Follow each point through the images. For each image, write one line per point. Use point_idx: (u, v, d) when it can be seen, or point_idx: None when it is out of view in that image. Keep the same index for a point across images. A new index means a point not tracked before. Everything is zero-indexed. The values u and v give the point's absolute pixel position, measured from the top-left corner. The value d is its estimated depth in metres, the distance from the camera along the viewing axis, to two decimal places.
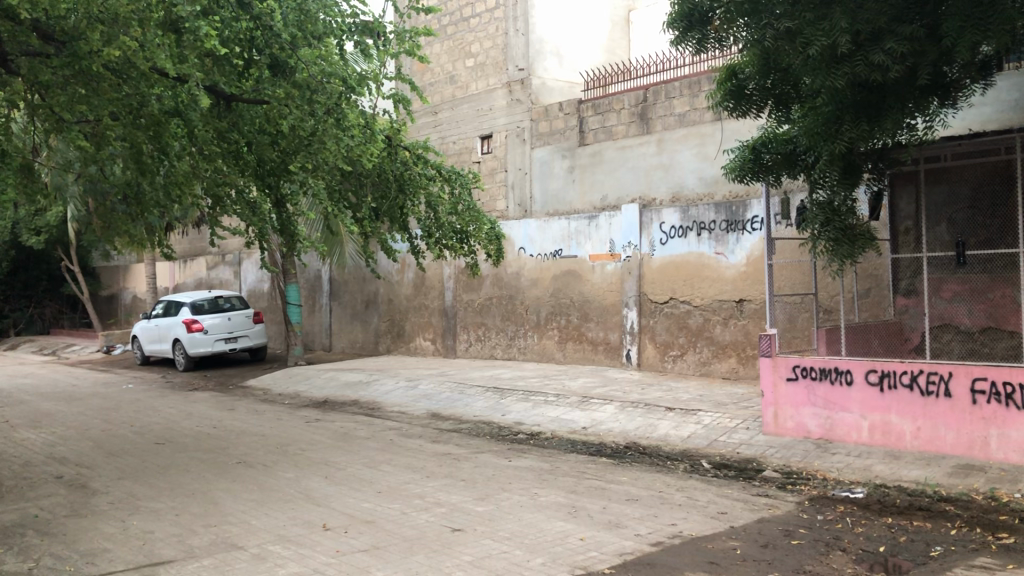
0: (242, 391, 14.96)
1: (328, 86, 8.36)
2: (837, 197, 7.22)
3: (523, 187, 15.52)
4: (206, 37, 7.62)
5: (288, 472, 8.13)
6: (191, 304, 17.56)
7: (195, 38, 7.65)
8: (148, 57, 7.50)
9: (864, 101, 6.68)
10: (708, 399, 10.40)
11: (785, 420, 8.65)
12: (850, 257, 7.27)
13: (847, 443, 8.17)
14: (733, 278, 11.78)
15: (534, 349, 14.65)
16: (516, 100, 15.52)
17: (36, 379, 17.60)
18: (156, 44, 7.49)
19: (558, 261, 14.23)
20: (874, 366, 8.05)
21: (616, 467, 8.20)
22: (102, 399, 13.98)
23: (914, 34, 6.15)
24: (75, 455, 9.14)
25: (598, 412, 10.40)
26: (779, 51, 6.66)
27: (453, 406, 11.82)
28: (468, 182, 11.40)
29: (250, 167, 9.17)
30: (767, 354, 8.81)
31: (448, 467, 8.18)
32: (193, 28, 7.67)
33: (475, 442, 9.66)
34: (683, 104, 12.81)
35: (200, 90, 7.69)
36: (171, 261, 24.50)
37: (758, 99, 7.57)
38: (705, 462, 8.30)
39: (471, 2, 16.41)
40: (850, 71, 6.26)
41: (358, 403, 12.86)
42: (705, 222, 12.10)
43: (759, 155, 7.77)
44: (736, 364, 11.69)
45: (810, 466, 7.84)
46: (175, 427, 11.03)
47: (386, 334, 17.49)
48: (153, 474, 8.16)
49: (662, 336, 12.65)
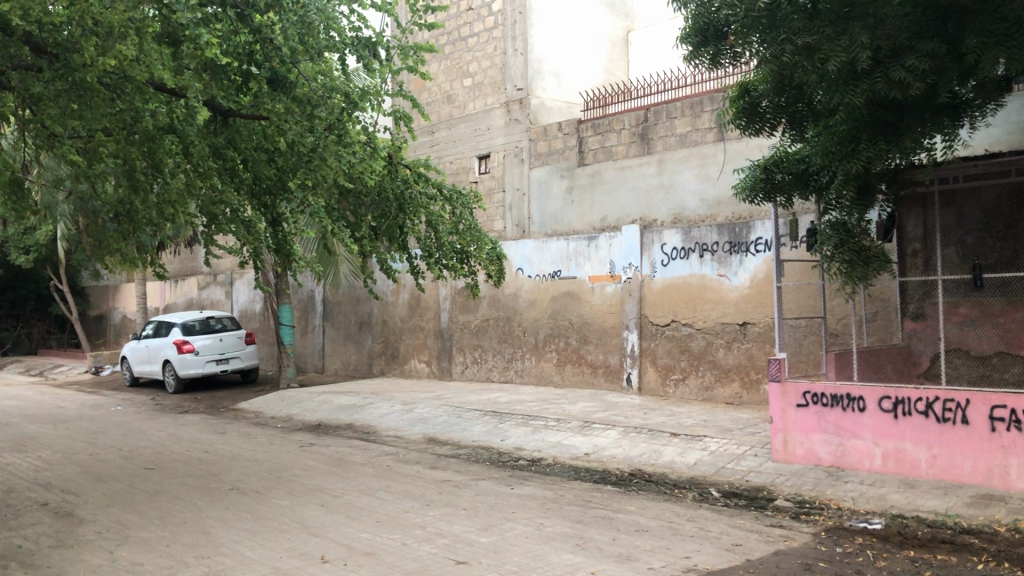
0: (233, 414, 14.64)
1: (329, 102, 8.15)
2: (852, 218, 7.08)
3: (521, 208, 15.34)
4: (206, 45, 7.50)
5: (282, 500, 7.84)
6: (182, 325, 17.24)
7: (195, 46, 7.48)
8: (146, 69, 7.31)
9: (881, 120, 6.55)
10: (712, 425, 10.16)
11: (795, 447, 8.41)
12: (865, 279, 7.10)
13: (859, 471, 7.94)
14: (736, 301, 11.58)
15: (531, 372, 14.39)
16: (514, 120, 15.38)
17: (22, 400, 17.21)
18: (154, 55, 7.32)
19: (557, 283, 14.01)
20: (888, 392, 7.84)
21: (622, 495, 7.94)
22: (89, 422, 13.64)
23: (935, 50, 6.00)
24: (61, 482, 8.81)
25: (600, 438, 10.14)
26: (796, 68, 6.46)
27: (450, 430, 11.54)
28: (469, 202, 11.19)
29: (245, 185, 8.90)
30: (776, 379, 8.59)
31: (448, 495, 7.91)
32: (193, 38, 7.50)
33: (474, 468, 9.39)
34: (685, 125, 12.66)
35: (200, 102, 7.48)
36: (161, 281, 24.20)
37: (772, 117, 7.43)
38: (714, 490, 8.05)
39: (470, 21, 16.30)
40: (869, 88, 6.12)
41: (352, 427, 12.56)
42: (707, 243, 11.92)
43: (771, 175, 7.65)
44: (739, 389, 11.48)
45: (823, 495, 7.59)
46: (165, 452, 10.70)
47: (380, 356, 17.21)
48: (142, 502, 7.84)
49: (663, 359, 12.43)
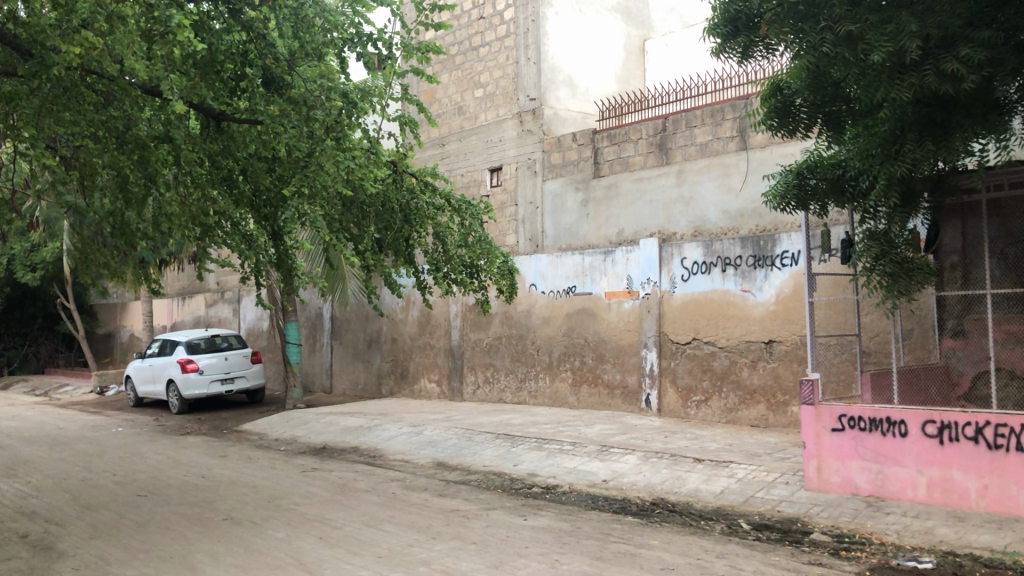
0: (237, 436, 14.11)
1: (329, 103, 7.52)
2: (893, 228, 6.65)
3: (534, 222, 14.81)
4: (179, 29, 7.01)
5: (278, 532, 7.29)
6: (187, 343, 16.81)
7: (168, 31, 7.01)
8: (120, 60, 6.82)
9: (929, 118, 6.00)
10: (739, 450, 9.55)
11: (830, 474, 7.81)
12: (907, 293, 6.66)
13: (902, 501, 7.32)
14: (761, 318, 11.00)
15: (545, 393, 13.81)
16: (527, 131, 14.89)
17: (22, 421, 16.76)
18: (132, 48, 6.85)
19: (571, 299, 13.46)
20: (932, 416, 7.23)
21: (644, 528, 7.34)
22: (87, 444, 13.16)
23: (992, 39, 5.47)
24: (46, 511, 8.29)
25: (619, 463, 9.55)
26: (838, 60, 5.86)
27: (460, 454, 10.97)
28: (479, 213, 10.63)
29: (245, 198, 8.43)
30: (809, 402, 8.03)
31: (456, 527, 7.33)
32: (167, 25, 7.04)
33: (485, 496, 8.80)
34: (705, 134, 12.15)
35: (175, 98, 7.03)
36: (169, 299, 23.83)
37: (806, 116, 6.95)
38: (744, 522, 7.45)
39: (481, 30, 15.87)
40: (918, 82, 5.58)
41: (359, 451, 11.99)
42: (730, 257, 11.35)
43: (804, 181, 7.12)
44: (765, 412, 10.89)
45: (863, 529, 6.98)
46: (160, 477, 10.16)
47: (389, 376, 16.67)
48: (128, 534, 7.31)
49: (683, 380, 11.84)
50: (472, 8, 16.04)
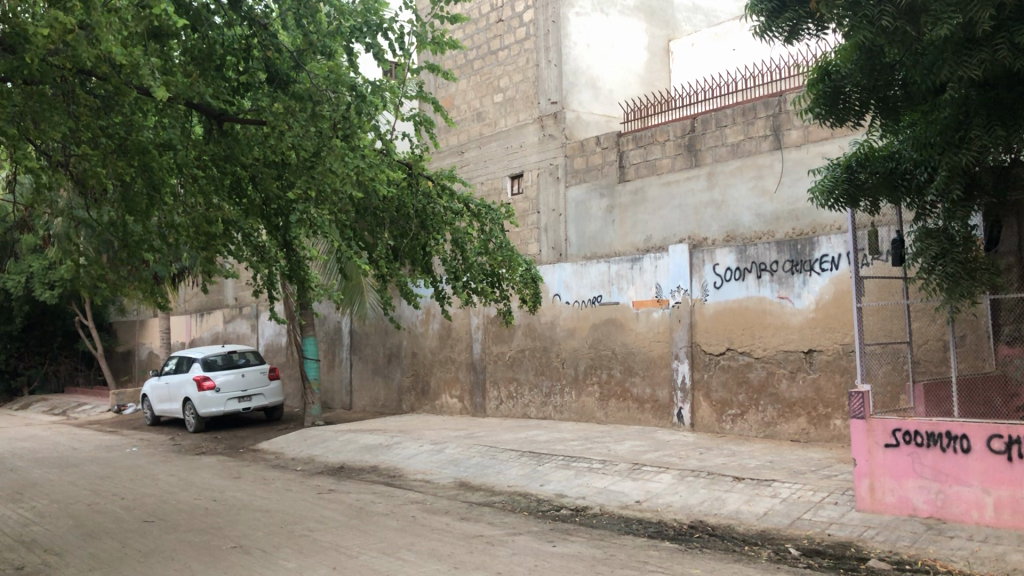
0: (253, 456, 13.65)
1: (335, 97, 7.15)
2: (952, 225, 6.15)
3: (557, 229, 14.27)
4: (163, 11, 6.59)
5: (289, 561, 6.78)
6: (203, 360, 16.40)
7: (152, 17, 6.61)
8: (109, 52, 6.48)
9: (996, 101, 5.71)
10: (780, 467, 8.93)
11: (884, 494, 7.18)
12: (970, 296, 6.09)
13: (965, 524, 6.67)
14: (799, 326, 10.41)
15: (571, 407, 13.24)
16: (549, 136, 14.40)
17: (37, 442, 16.40)
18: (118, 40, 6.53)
19: (597, 309, 12.91)
20: (998, 430, 6.58)
21: (683, 554, 6.77)
22: (99, 466, 12.74)
23: None
24: (47, 539, 7.83)
25: (652, 483, 8.97)
26: (901, 37, 5.54)
27: (484, 473, 10.43)
28: (501, 217, 10.10)
29: (252, 207, 7.95)
30: (860, 416, 7.43)
31: (480, 556, 6.79)
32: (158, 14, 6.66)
33: (510, 520, 8.25)
34: (736, 133, 11.64)
35: (157, 84, 6.49)
36: (187, 315, 23.53)
37: (858, 101, 6.56)
38: (792, 547, 6.84)
39: (500, 34, 15.45)
40: (988, 58, 5.30)
41: (378, 471, 11.47)
42: (765, 262, 10.77)
43: (854, 176, 6.58)
44: (806, 425, 10.27)
45: (926, 555, 6.35)
46: (169, 501, 9.69)
47: (409, 392, 16.18)
48: (129, 564, 6.82)
49: (718, 392, 11.24)
50: (490, 11, 15.62)
